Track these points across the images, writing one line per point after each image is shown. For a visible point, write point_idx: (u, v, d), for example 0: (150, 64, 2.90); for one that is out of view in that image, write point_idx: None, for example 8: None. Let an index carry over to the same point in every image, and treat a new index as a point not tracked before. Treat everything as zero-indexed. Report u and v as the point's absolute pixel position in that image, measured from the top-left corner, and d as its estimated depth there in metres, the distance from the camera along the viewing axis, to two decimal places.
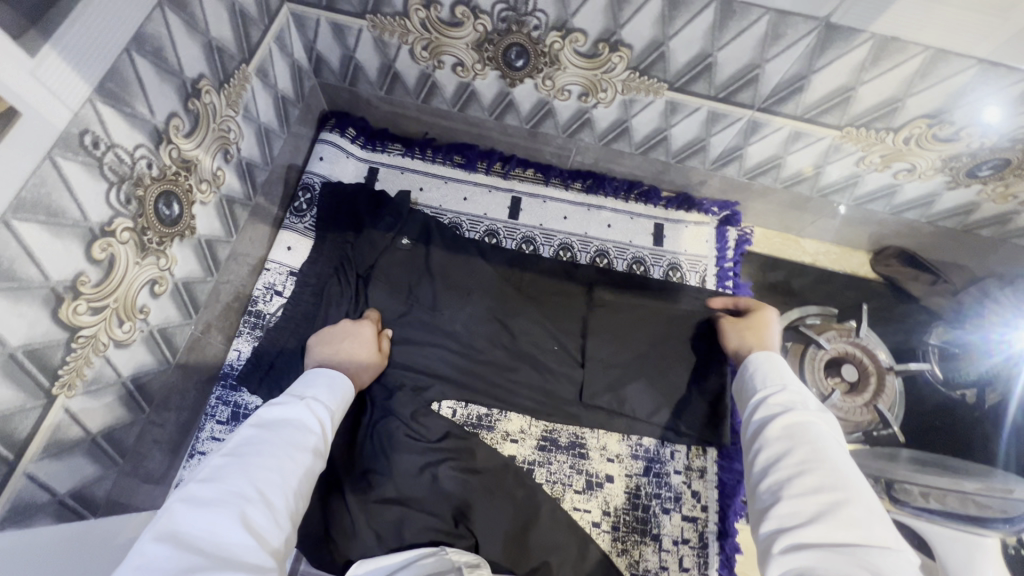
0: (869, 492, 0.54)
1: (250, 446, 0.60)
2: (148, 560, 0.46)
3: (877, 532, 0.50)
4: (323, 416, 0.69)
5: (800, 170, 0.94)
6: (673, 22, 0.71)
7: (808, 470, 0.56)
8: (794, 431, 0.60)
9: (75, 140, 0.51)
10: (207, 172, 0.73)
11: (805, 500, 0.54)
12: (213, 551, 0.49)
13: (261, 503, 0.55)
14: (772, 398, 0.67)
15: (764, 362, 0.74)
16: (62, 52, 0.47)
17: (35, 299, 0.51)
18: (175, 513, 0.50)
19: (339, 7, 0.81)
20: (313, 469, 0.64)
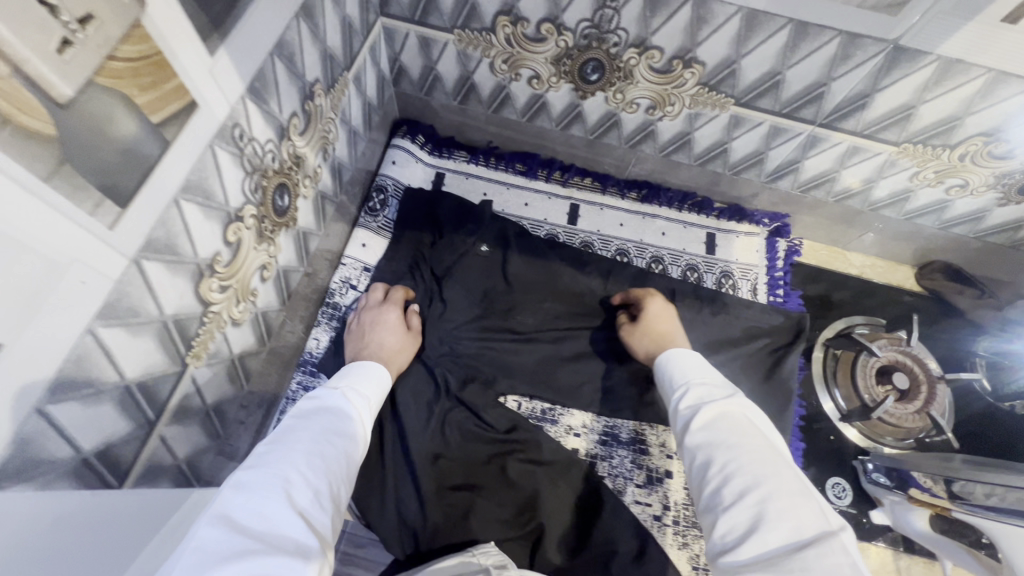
0: (789, 473, 0.59)
1: (291, 434, 0.61)
2: (202, 543, 0.46)
3: (805, 521, 0.53)
4: (360, 404, 0.72)
5: (854, 184, 0.98)
6: (748, 42, 0.76)
7: (732, 476, 0.59)
8: (714, 432, 0.64)
9: (228, 132, 0.57)
10: (311, 168, 0.79)
11: (740, 508, 0.56)
12: (266, 532, 0.49)
13: (305, 485, 0.56)
14: (686, 396, 0.71)
15: (674, 357, 0.79)
16: (230, 53, 0.53)
17: (185, 273, 0.56)
18: (227, 498, 0.50)
19: (430, 22, 0.88)
20: (353, 457, 0.65)
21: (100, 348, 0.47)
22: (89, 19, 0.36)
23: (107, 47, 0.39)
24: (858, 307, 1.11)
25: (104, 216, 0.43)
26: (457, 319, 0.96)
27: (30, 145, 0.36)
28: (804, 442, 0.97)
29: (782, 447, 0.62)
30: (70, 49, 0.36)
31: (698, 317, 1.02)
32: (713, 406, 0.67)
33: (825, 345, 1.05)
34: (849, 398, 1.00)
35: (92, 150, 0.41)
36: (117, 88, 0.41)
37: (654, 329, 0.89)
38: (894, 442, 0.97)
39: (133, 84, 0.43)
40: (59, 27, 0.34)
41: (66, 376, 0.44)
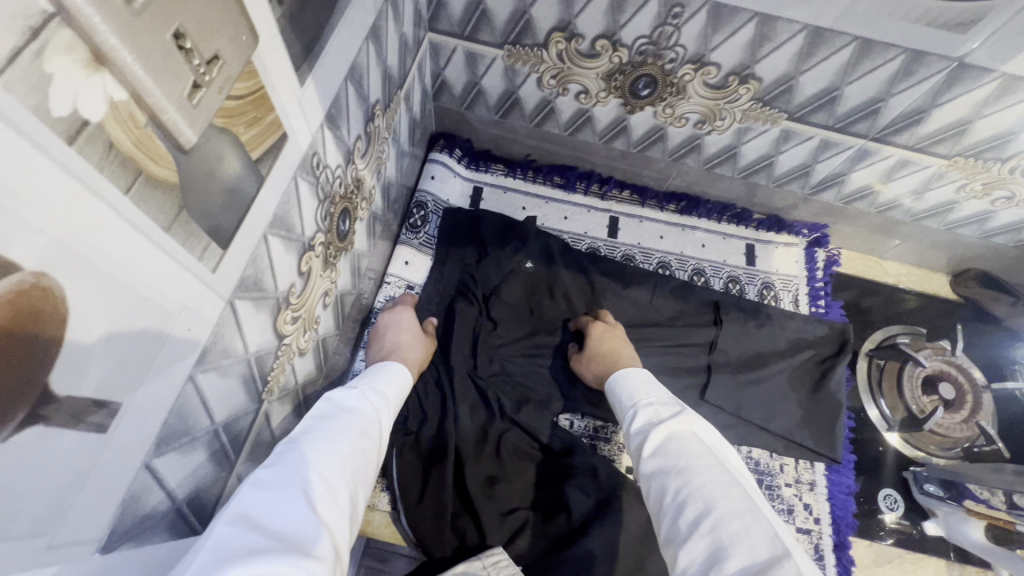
0: (736, 490, 0.58)
1: (311, 434, 0.58)
2: (219, 541, 0.42)
3: (753, 541, 0.52)
4: (376, 405, 0.70)
5: (898, 196, 0.99)
6: (809, 59, 0.76)
7: (686, 501, 0.59)
8: (663, 458, 0.64)
9: (309, 161, 0.55)
10: (367, 190, 0.77)
11: (694, 536, 0.55)
12: (285, 534, 0.46)
13: (321, 489, 0.52)
14: (636, 421, 0.72)
15: (624, 380, 0.80)
16: (315, 81, 0.52)
17: (267, 308, 0.54)
18: (245, 497, 0.47)
19: (480, 38, 0.86)
20: (367, 463, 0.62)
21: (197, 395, 0.45)
22: (214, 60, 0.34)
23: (225, 88, 0.37)
24: (898, 316, 1.12)
25: (210, 260, 0.41)
26: (507, 338, 0.95)
27: (157, 195, 0.34)
28: (854, 454, 0.98)
29: (727, 462, 0.62)
30: (198, 93, 0.34)
31: (742, 329, 1.00)
32: (661, 429, 0.67)
33: (868, 356, 1.05)
34: (895, 408, 1.00)
35: (204, 194, 0.39)
36: (228, 128, 0.39)
37: (600, 354, 0.87)
38: (941, 452, 0.98)
39: (240, 122, 0.41)
40: (191, 72, 0.32)
41: (168, 428, 0.42)
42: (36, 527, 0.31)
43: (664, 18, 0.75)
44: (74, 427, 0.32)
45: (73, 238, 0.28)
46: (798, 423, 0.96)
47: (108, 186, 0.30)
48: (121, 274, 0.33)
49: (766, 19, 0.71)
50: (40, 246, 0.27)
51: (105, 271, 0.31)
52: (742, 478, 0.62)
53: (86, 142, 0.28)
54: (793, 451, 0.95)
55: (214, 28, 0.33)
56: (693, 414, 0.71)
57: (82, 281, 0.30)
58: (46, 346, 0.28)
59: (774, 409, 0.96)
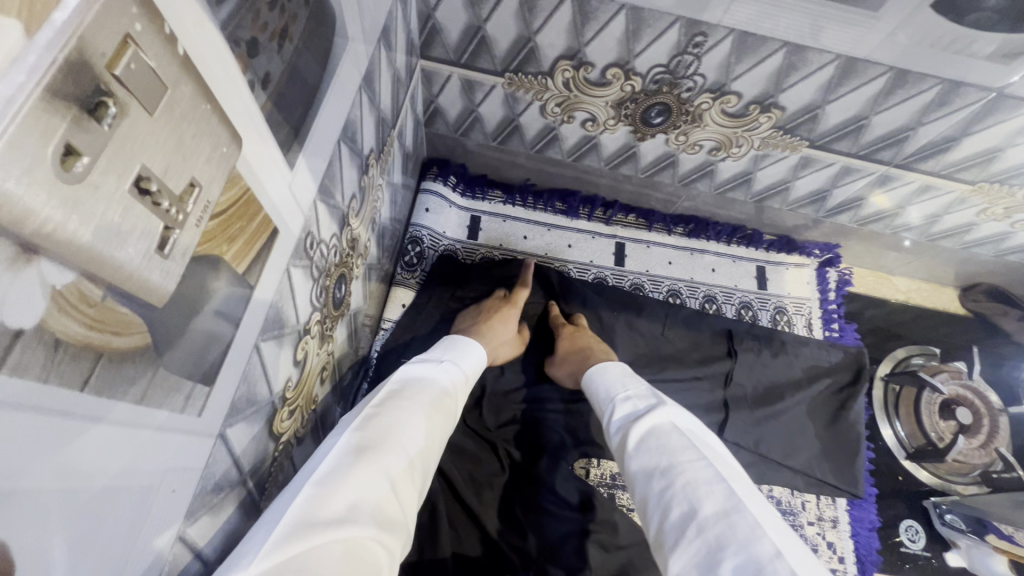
0: (720, 487, 0.50)
1: (403, 400, 0.55)
2: (307, 503, 0.41)
3: (744, 541, 0.45)
4: (455, 373, 0.66)
5: (913, 218, 0.96)
6: (838, 88, 0.70)
7: (671, 502, 0.51)
8: (643, 457, 0.57)
9: (302, 245, 0.48)
10: (362, 245, 0.70)
11: (680, 545, 0.48)
12: (366, 506, 0.43)
13: (402, 456, 0.49)
14: (616, 417, 0.65)
15: (602, 376, 0.73)
16: (307, 159, 0.44)
17: (262, 416, 0.47)
18: (340, 457, 0.45)
19: (478, 65, 0.78)
20: (444, 432, 0.58)
21: (190, 552, 0.38)
22: (190, 188, 0.27)
23: (205, 215, 0.29)
24: (911, 335, 1.09)
25: (194, 406, 0.34)
26: (514, 383, 0.92)
27: (124, 369, 0.26)
28: (875, 486, 0.96)
29: (711, 454, 0.55)
30: (172, 237, 0.26)
31: (756, 359, 0.96)
32: (639, 423, 0.60)
33: (883, 378, 1.03)
34: (914, 433, 0.99)
35: (183, 339, 0.31)
36: (211, 253, 0.32)
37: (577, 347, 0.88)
38: (958, 478, 0.97)
39: (226, 240, 0.33)
40: (160, 217, 0.25)
41: None
42: None
43: (684, 47, 0.68)
44: None
45: (9, 475, 0.21)
46: (819, 457, 0.92)
47: (56, 394, 0.22)
48: (86, 475, 0.25)
49: (797, 48, 0.65)
50: None
51: (64, 485, 0.24)
52: (731, 470, 0.54)
53: (21, 355, 0.20)
54: (814, 487, 0.92)
55: (187, 151, 0.26)
56: (674, 404, 0.63)
57: (29, 516, 0.22)
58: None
59: (797, 444, 0.92)
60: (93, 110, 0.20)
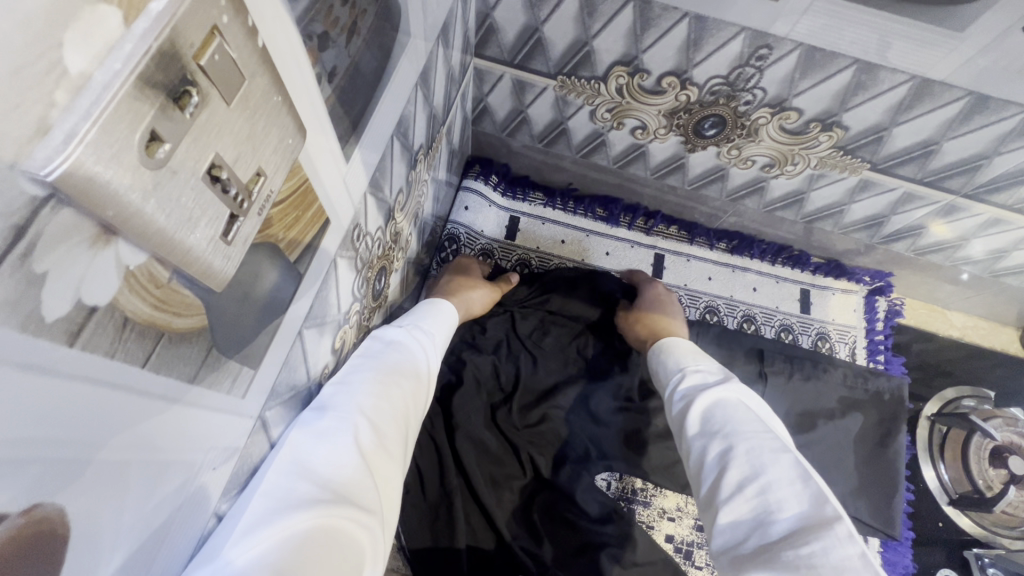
0: (786, 457, 0.53)
1: (365, 371, 0.54)
2: (273, 488, 0.41)
3: (805, 508, 0.48)
4: (427, 346, 0.65)
5: (977, 251, 0.90)
6: (909, 111, 0.67)
7: (731, 463, 0.54)
8: (708, 422, 0.59)
9: (350, 236, 0.48)
10: (404, 239, 0.71)
11: (740, 500, 0.51)
12: (336, 485, 0.43)
13: (370, 430, 0.49)
14: (682, 383, 0.67)
15: (669, 346, 0.75)
16: (362, 153, 0.45)
17: (299, 401, 0.49)
18: (298, 438, 0.44)
19: (532, 67, 0.78)
20: (417, 403, 0.59)
21: None
22: (256, 177, 0.27)
23: (267, 204, 0.30)
24: (963, 374, 1.03)
25: (241, 388, 0.35)
26: (544, 389, 0.90)
27: (182, 349, 0.27)
28: (911, 530, 0.91)
29: (778, 429, 0.57)
30: (237, 225, 0.27)
31: (791, 384, 0.92)
32: (708, 394, 0.62)
33: (929, 418, 0.98)
34: (958, 481, 0.93)
35: (236, 320, 0.32)
36: (268, 240, 0.32)
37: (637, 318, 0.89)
38: (1005, 531, 0.91)
39: (282, 228, 0.34)
40: (227, 204, 0.26)
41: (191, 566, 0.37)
42: None
43: (747, 59, 0.66)
44: None
45: (74, 444, 0.22)
46: (852, 493, 0.89)
47: (120, 370, 0.23)
48: (141, 446, 0.26)
49: (867, 67, 0.62)
50: (37, 476, 0.20)
51: (122, 456, 0.25)
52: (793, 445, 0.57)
53: (93, 332, 0.21)
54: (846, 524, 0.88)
55: (257, 140, 0.26)
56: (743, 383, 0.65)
57: (89, 485, 0.23)
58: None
59: (829, 477, 0.89)
60: (178, 99, 0.21)
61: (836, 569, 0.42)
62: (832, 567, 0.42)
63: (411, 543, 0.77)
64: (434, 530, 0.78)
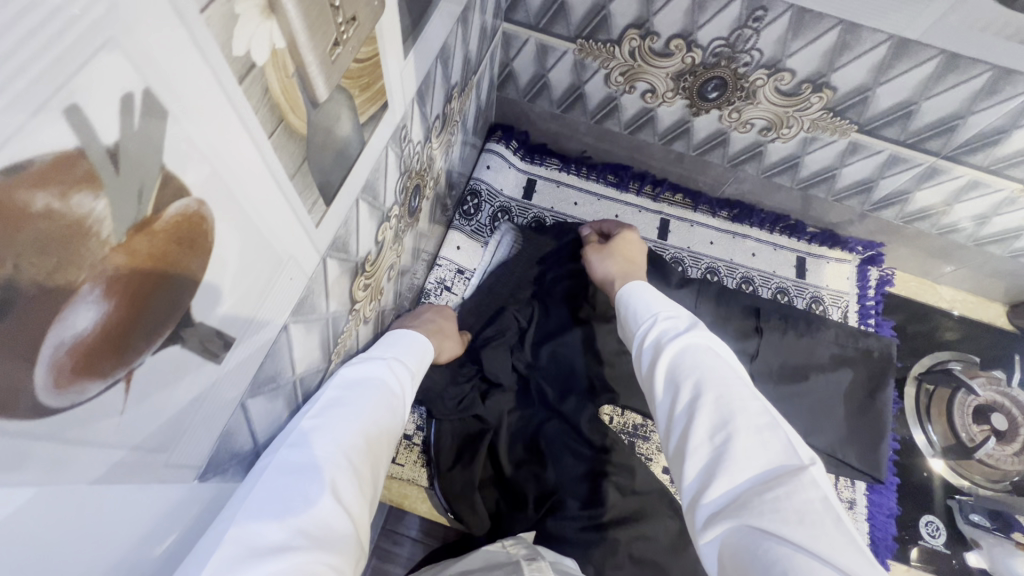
0: (753, 404, 0.53)
1: (338, 408, 0.54)
2: (242, 533, 0.41)
3: (772, 459, 0.48)
4: (404, 381, 0.66)
5: (961, 218, 0.97)
6: (889, 70, 0.75)
7: (699, 412, 0.53)
8: (677, 369, 0.58)
9: (399, 133, 0.57)
10: (435, 170, 0.80)
11: (705, 446, 0.51)
12: (311, 528, 0.44)
13: (343, 468, 0.50)
14: (649, 330, 0.65)
15: (635, 293, 0.73)
16: (415, 57, 0.54)
17: (348, 271, 0.56)
18: (269, 481, 0.45)
19: (555, 31, 0.88)
20: (391, 442, 0.60)
21: (288, 345, 0.47)
22: (351, 21, 0.36)
23: (355, 50, 0.39)
24: (952, 342, 1.09)
25: (316, 215, 0.43)
26: (556, 327, 0.96)
27: (290, 144, 0.36)
28: (897, 476, 0.97)
29: (746, 377, 0.56)
30: (338, 51, 0.36)
31: (785, 337, 0.98)
32: (676, 340, 0.60)
33: (916, 378, 1.04)
34: (943, 435, 0.98)
35: (321, 149, 0.40)
36: (349, 90, 0.41)
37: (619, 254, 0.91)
38: (986, 483, 0.95)
39: (358, 85, 0.43)
40: (333, 29, 0.34)
41: (262, 372, 0.44)
42: (176, 426, 0.34)
43: (745, 21, 0.75)
44: (200, 353, 0.34)
45: (224, 179, 0.30)
46: (841, 438, 0.94)
47: (258, 129, 0.31)
48: (249, 228, 0.34)
49: (851, 27, 0.71)
50: (204, 179, 0.28)
51: (237, 225, 0.33)
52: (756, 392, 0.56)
53: (251, 84, 0.30)
54: (834, 467, 0.94)
55: None
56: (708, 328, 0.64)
57: (221, 227, 0.31)
58: (184, 285, 0.30)
59: (819, 422, 0.95)
60: None
61: (800, 513, 0.44)
62: (796, 513, 0.44)
63: (437, 449, 0.87)
64: (458, 446, 0.88)
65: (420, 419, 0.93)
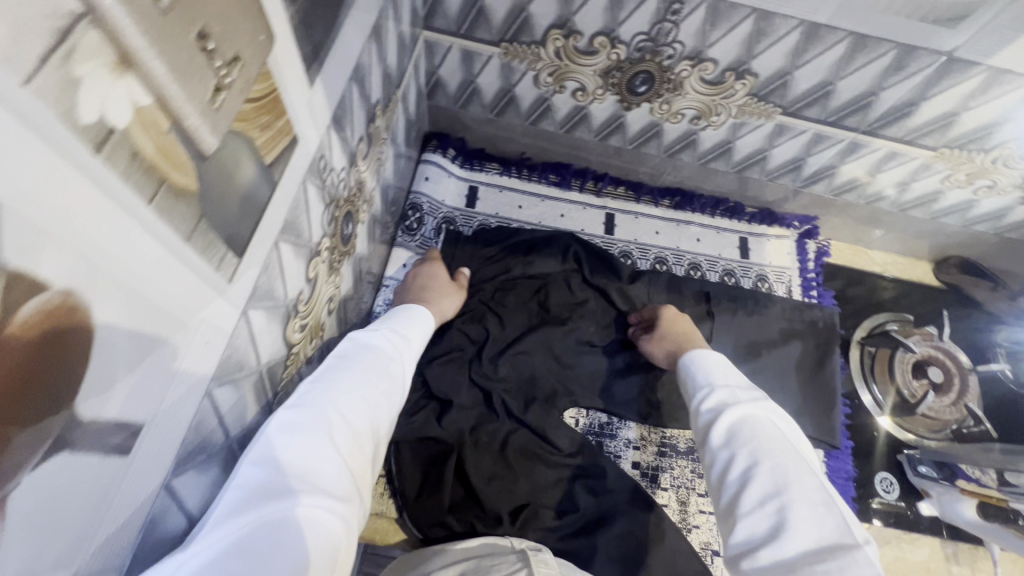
0: (810, 478, 0.51)
1: (340, 368, 0.57)
2: (246, 481, 0.44)
3: (827, 531, 0.47)
4: (401, 348, 0.68)
5: (885, 186, 1.02)
6: (804, 54, 0.77)
7: (753, 477, 0.52)
8: (732, 435, 0.57)
9: (316, 164, 0.53)
10: (367, 192, 0.76)
11: (759, 514, 0.50)
12: (306, 476, 0.46)
13: (342, 422, 0.52)
14: (708, 400, 0.62)
15: (701, 358, 0.70)
16: (323, 82, 0.50)
17: (278, 316, 0.53)
18: (273, 433, 0.48)
19: (477, 35, 0.85)
20: (392, 409, 0.60)
21: (213, 410, 0.44)
22: (235, 61, 0.33)
23: (244, 92, 0.35)
24: (888, 303, 1.14)
25: (226, 270, 0.40)
26: (512, 335, 0.95)
27: (178, 204, 0.32)
28: (851, 439, 1.01)
29: (804, 451, 0.55)
30: (222, 96, 0.33)
31: (735, 319, 1.01)
32: (733, 407, 0.59)
33: (859, 343, 1.08)
34: (889, 393, 1.04)
35: (220, 201, 0.37)
36: (245, 133, 0.37)
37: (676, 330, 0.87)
38: (931, 434, 1.01)
39: (257, 126, 0.39)
40: (213, 74, 0.31)
41: (185, 448, 0.41)
42: (77, 536, 0.30)
43: (663, 14, 0.76)
44: (96, 452, 0.30)
45: (94, 262, 0.26)
46: (797, 410, 0.97)
47: (130, 198, 0.28)
48: (141, 302, 0.31)
49: (764, 15, 0.73)
50: (65, 268, 0.25)
51: (125, 303, 0.29)
52: (814, 463, 0.55)
53: (112, 151, 0.26)
54: None
55: (234, 28, 0.32)
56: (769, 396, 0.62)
57: (101, 313, 0.28)
58: (59, 384, 0.26)
59: (774, 398, 0.98)
60: None
61: None
62: None
63: (402, 480, 0.85)
64: (424, 473, 0.85)
65: None
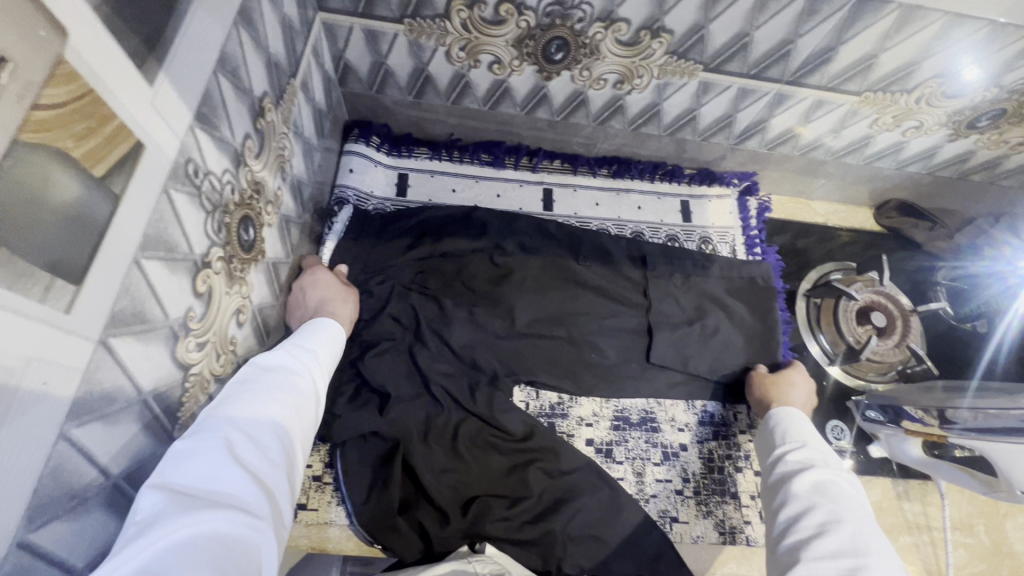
0: (887, 553, 0.56)
1: (241, 386, 0.55)
2: (141, 513, 0.42)
3: None
4: (313, 361, 0.65)
5: (817, 136, 1.01)
6: (716, 5, 0.74)
7: (831, 534, 0.58)
8: (812, 497, 0.63)
9: (181, 169, 0.48)
10: (270, 193, 0.71)
11: (830, 563, 0.55)
12: (209, 496, 0.44)
13: (246, 438, 0.50)
14: (790, 457, 0.70)
15: (785, 418, 0.77)
16: (171, 78, 0.45)
17: (159, 340, 0.48)
18: (168, 463, 0.45)
19: (376, 13, 0.80)
20: (306, 423, 0.59)
21: (76, 451, 0.40)
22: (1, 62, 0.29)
23: (28, 97, 0.31)
24: (830, 253, 1.15)
25: (58, 300, 0.36)
26: (452, 322, 0.91)
27: None
28: None
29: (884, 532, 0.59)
30: None
31: (671, 283, 0.98)
32: (818, 473, 0.66)
33: (804, 295, 1.09)
34: (835, 342, 1.04)
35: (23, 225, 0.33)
36: (49, 144, 0.33)
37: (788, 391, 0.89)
38: (878, 377, 1.03)
39: (68, 135, 0.35)
40: None
41: (38, 499, 0.37)
42: None
43: None
44: None
45: None
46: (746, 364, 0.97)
47: None
48: None
49: None
50: None
51: None
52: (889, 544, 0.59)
53: None
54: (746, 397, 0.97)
55: None
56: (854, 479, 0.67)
57: None
58: None
59: (723, 359, 0.96)
60: None
61: None
62: None
63: (349, 487, 0.82)
64: (372, 474, 0.83)
65: (327, 455, 0.87)
